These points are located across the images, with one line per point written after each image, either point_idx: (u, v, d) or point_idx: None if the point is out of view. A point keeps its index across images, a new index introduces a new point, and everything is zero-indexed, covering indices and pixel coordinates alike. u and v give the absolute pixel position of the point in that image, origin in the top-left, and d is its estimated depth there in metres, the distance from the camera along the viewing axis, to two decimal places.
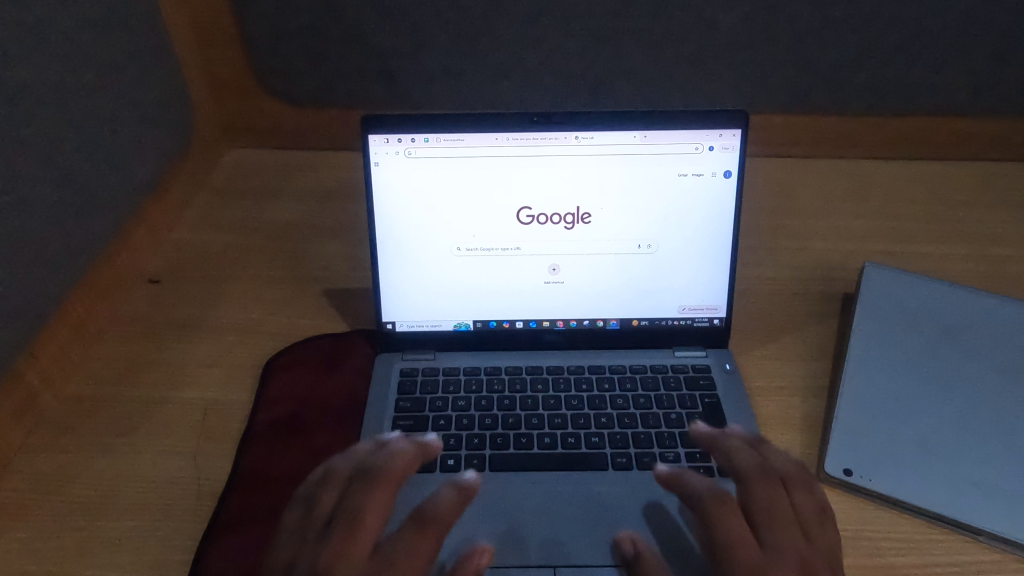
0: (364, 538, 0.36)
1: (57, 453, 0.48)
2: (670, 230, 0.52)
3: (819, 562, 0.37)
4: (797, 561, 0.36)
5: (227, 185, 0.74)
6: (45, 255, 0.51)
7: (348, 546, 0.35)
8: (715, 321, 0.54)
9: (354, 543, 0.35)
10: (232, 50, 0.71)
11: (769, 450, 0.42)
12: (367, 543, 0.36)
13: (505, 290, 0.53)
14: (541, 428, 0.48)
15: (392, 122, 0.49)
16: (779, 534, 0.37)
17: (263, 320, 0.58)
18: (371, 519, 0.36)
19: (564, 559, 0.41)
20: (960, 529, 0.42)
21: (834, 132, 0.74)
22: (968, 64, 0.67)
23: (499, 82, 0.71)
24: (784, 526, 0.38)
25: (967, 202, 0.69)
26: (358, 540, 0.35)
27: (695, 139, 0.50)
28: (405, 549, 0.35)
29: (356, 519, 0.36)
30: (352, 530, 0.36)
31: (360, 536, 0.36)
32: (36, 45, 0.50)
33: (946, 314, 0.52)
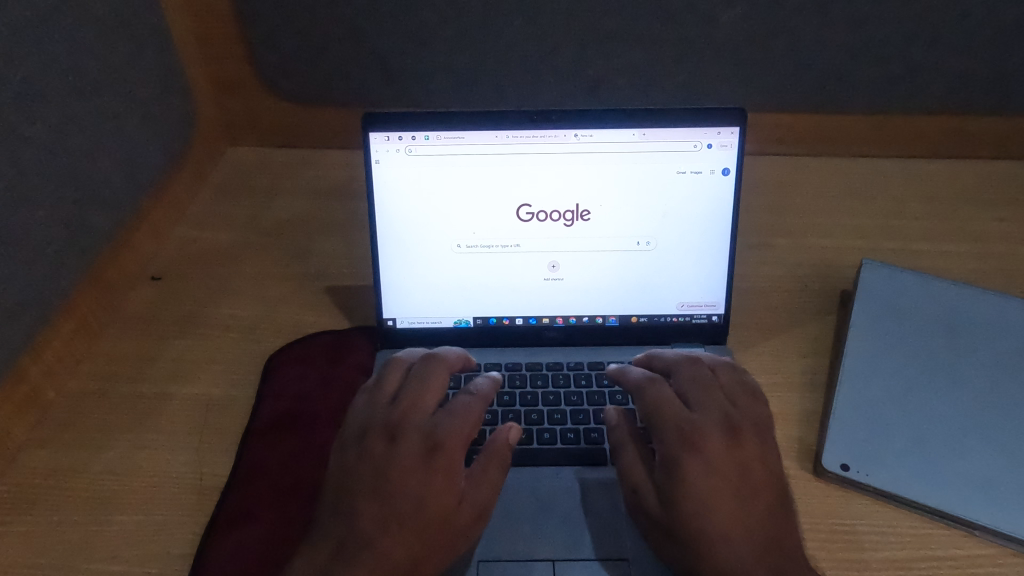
0: (425, 402, 0.43)
1: (62, 449, 0.48)
2: (668, 227, 0.52)
3: (743, 420, 0.43)
4: (720, 421, 0.42)
5: (229, 183, 0.74)
6: (49, 253, 0.52)
7: (412, 407, 0.43)
8: (714, 318, 0.54)
9: (416, 407, 0.43)
10: (233, 48, 0.72)
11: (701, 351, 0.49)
12: (428, 408, 0.43)
13: (505, 286, 0.54)
14: (540, 424, 0.49)
15: (393, 120, 0.50)
16: (708, 402, 0.43)
17: (265, 316, 0.59)
18: (431, 389, 0.44)
19: (561, 553, 0.43)
20: (956, 523, 0.43)
21: (832, 130, 0.74)
22: (965, 63, 0.67)
23: (498, 82, 0.72)
24: (711, 395, 0.44)
25: (964, 199, 0.70)
26: (420, 404, 0.43)
27: (694, 136, 0.51)
28: (461, 407, 0.43)
29: (419, 390, 0.44)
30: (414, 398, 0.43)
31: (422, 401, 0.43)
32: (39, 44, 0.50)
33: (944, 309, 0.53)
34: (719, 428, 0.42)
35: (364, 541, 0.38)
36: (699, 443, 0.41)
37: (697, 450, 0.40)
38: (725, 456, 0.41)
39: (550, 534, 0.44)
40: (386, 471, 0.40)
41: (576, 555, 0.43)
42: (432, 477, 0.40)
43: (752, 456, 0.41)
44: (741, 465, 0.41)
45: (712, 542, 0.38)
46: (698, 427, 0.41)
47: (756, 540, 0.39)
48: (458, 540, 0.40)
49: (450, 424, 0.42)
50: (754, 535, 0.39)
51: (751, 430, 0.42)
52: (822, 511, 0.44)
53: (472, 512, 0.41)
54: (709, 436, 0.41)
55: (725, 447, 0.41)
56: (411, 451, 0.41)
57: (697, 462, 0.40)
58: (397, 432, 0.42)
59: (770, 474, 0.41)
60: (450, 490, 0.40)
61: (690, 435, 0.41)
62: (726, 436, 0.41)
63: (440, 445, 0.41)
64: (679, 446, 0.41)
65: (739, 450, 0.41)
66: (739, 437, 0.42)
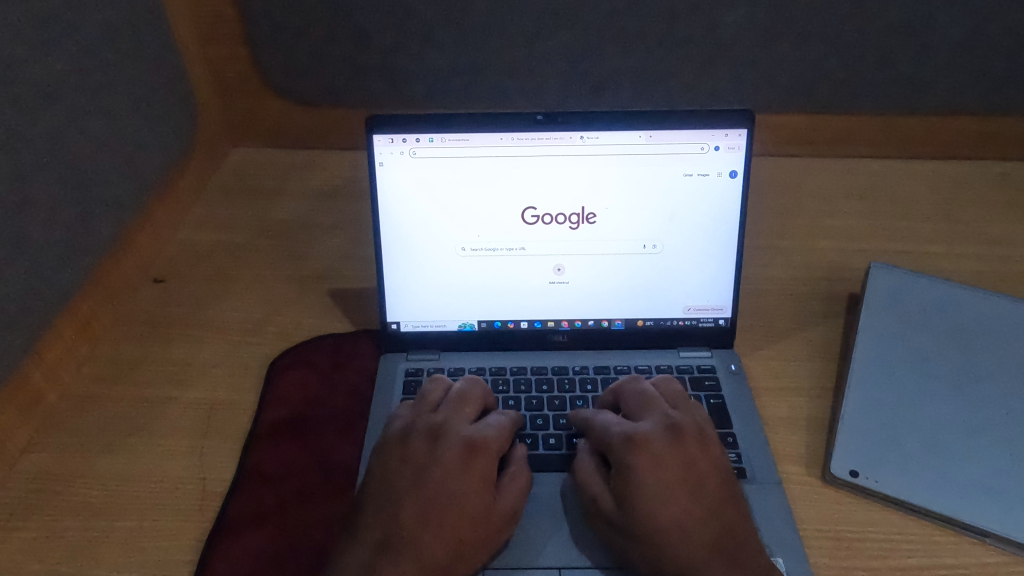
0: (464, 415, 0.45)
1: (64, 453, 0.48)
2: (674, 230, 0.52)
3: (686, 422, 0.44)
4: (662, 423, 0.43)
5: (231, 185, 0.74)
6: (51, 254, 0.51)
7: (451, 417, 0.45)
8: (721, 321, 0.54)
9: (455, 418, 0.45)
10: (237, 48, 0.71)
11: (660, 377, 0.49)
12: (467, 420, 0.45)
13: (509, 289, 0.53)
14: (545, 429, 0.48)
15: (398, 123, 0.49)
16: (650, 411, 0.45)
17: (268, 319, 0.58)
18: (470, 404, 0.46)
19: (571, 560, 0.41)
20: (965, 530, 0.42)
21: (839, 130, 0.73)
22: (974, 63, 0.66)
23: (502, 82, 0.71)
24: (652, 405, 0.45)
25: (974, 200, 0.69)
26: (459, 416, 0.45)
27: (700, 138, 0.50)
28: (498, 422, 0.45)
29: (458, 404, 0.46)
30: (453, 410, 0.45)
31: (461, 413, 0.45)
32: (42, 42, 0.50)
33: (951, 314, 0.52)
34: (660, 428, 0.43)
35: (403, 539, 0.38)
36: (643, 443, 0.42)
37: (642, 450, 0.41)
38: (671, 452, 0.41)
39: (556, 540, 0.42)
40: (426, 469, 0.41)
41: (583, 563, 0.41)
42: (470, 479, 0.41)
43: (696, 451, 0.42)
44: (686, 464, 0.41)
45: (668, 533, 0.38)
46: (641, 430, 0.43)
47: (711, 528, 0.39)
48: (488, 542, 0.40)
49: (488, 433, 0.44)
50: (708, 523, 0.39)
51: (694, 428, 0.43)
52: (831, 518, 0.44)
53: (503, 515, 0.41)
54: (652, 437, 0.42)
55: (669, 446, 0.42)
56: (452, 454, 0.42)
57: (644, 463, 0.41)
58: (438, 436, 0.43)
59: (717, 467, 0.42)
60: (485, 491, 0.41)
61: (633, 437, 0.42)
62: (668, 435, 0.42)
63: (479, 450, 0.42)
64: (625, 448, 0.42)
65: (683, 448, 0.42)
66: (683, 436, 0.43)
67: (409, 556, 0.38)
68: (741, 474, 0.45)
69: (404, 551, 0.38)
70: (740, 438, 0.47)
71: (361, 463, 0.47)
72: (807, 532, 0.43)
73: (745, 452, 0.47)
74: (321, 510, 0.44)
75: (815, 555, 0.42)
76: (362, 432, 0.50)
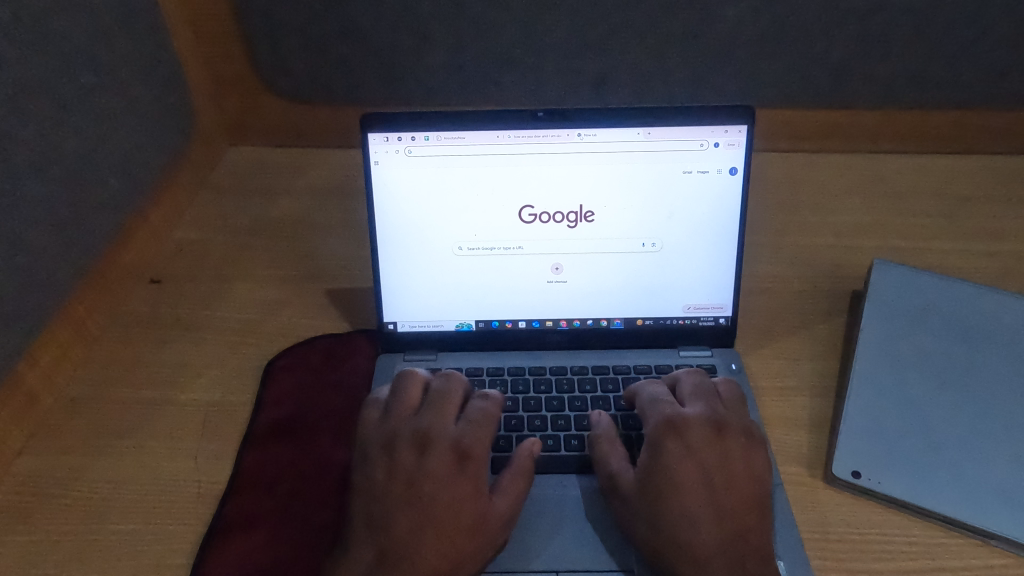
0: (446, 415, 0.44)
1: (56, 457, 0.47)
2: (673, 227, 0.51)
3: (735, 422, 0.43)
4: (709, 415, 0.43)
5: (228, 184, 0.74)
6: (45, 256, 0.51)
7: (436, 421, 0.43)
8: (721, 320, 0.53)
9: (439, 420, 0.43)
10: (233, 45, 0.71)
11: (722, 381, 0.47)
12: (450, 418, 0.44)
13: (507, 288, 0.53)
14: (543, 430, 0.47)
15: (392, 121, 0.49)
16: (700, 401, 0.45)
17: (264, 318, 0.58)
18: (450, 403, 0.44)
19: (569, 564, 0.41)
20: (969, 532, 0.41)
21: (842, 125, 0.72)
22: (979, 56, 0.66)
23: (501, 79, 0.70)
24: (705, 398, 0.45)
25: (978, 195, 0.68)
26: (442, 418, 0.44)
27: (699, 135, 0.49)
28: (481, 415, 0.44)
29: (438, 404, 0.44)
30: (435, 412, 0.44)
31: (444, 414, 0.44)
32: (34, 42, 0.50)
33: (957, 312, 0.51)
34: (704, 418, 0.42)
35: (400, 553, 0.38)
36: (682, 429, 0.42)
37: (677, 436, 0.42)
38: (707, 445, 0.41)
39: (552, 541, 0.42)
40: (417, 479, 0.40)
41: (580, 565, 0.41)
42: (464, 489, 0.40)
43: (736, 450, 0.41)
44: (722, 462, 0.41)
45: (677, 528, 0.38)
46: (684, 417, 0.43)
47: (722, 530, 0.38)
48: (487, 548, 0.40)
49: (473, 432, 0.43)
50: (723, 524, 0.38)
51: (740, 428, 0.43)
52: (833, 519, 0.43)
53: (500, 520, 0.40)
54: (693, 425, 0.42)
55: (708, 439, 0.41)
56: (441, 461, 0.41)
57: (676, 449, 0.41)
58: (425, 444, 0.42)
59: (749, 468, 0.41)
60: (479, 499, 0.40)
61: (673, 422, 0.42)
62: (710, 428, 0.42)
63: (470, 455, 0.42)
64: (662, 431, 0.42)
65: (724, 446, 0.41)
66: (726, 433, 0.42)
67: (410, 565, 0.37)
68: None
69: (401, 564, 0.38)
70: None
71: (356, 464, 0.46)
72: (808, 534, 0.42)
73: None
74: (316, 512, 0.44)
75: (816, 557, 0.41)
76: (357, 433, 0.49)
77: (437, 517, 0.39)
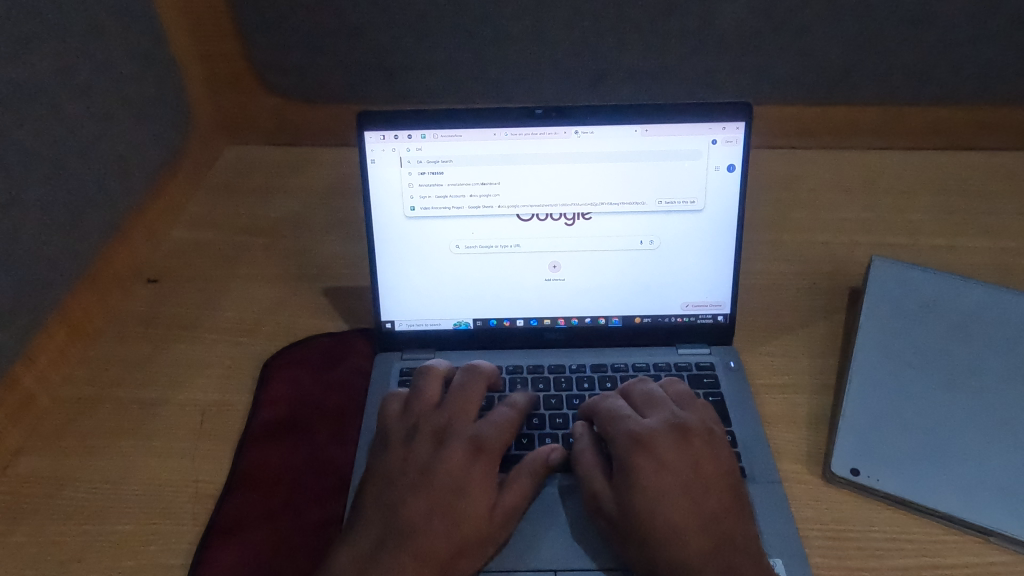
0: (468, 412, 0.44)
1: (54, 458, 0.47)
2: (671, 224, 0.51)
3: (695, 424, 0.43)
4: (669, 421, 0.43)
5: (226, 183, 0.73)
6: (41, 255, 0.51)
7: (457, 416, 0.44)
8: (720, 318, 0.53)
9: (459, 416, 0.44)
10: (229, 43, 0.71)
11: (667, 382, 0.47)
12: (470, 414, 0.44)
13: (504, 286, 0.52)
14: (542, 429, 0.47)
15: (388, 119, 0.48)
16: (656, 408, 0.44)
17: (261, 317, 0.58)
18: (472, 399, 0.45)
19: (568, 562, 0.41)
20: (968, 529, 0.41)
21: (841, 121, 0.72)
22: (977, 51, 0.65)
23: (498, 77, 0.70)
24: (660, 403, 0.45)
25: (978, 191, 0.68)
26: (463, 414, 0.44)
27: (697, 132, 0.49)
28: (502, 418, 0.44)
29: (461, 400, 0.45)
30: (457, 408, 0.44)
31: (464, 410, 0.44)
32: (29, 40, 0.50)
33: (955, 309, 0.51)
34: (667, 427, 0.42)
35: (405, 539, 0.38)
36: (649, 443, 0.41)
37: (647, 451, 0.41)
38: (677, 453, 0.41)
39: (552, 540, 0.42)
40: (430, 470, 0.41)
41: (579, 564, 0.40)
42: (472, 481, 0.41)
43: (704, 452, 0.41)
44: (693, 468, 0.40)
45: (674, 528, 0.38)
46: (648, 429, 0.42)
47: (711, 533, 0.38)
48: (491, 541, 0.40)
49: (491, 432, 0.43)
50: (710, 526, 0.38)
51: (702, 428, 0.43)
52: (832, 517, 0.43)
53: (506, 514, 0.40)
54: (659, 436, 0.42)
55: (676, 447, 0.41)
56: (457, 454, 0.41)
57: (647, 464, 0.40)
58: (444, 438, 0.42)
59: (723, 468, 0.41)
60: (487, 491, 0.40)
61: (639, 436, 0.42)
62: (675, 435, 0.42)
63: (486, 456, 0.42)
64: (630, 448, 0.41)
65: (691, 452, 0.41)
66: (690, 438, 0.42)
67: (413, 558, 0.37)
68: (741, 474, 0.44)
69: (403, 553, 0.38)
70: (740, 437, 0.47)
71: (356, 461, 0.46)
72: (807, 531, 0.42)
73: (745, 450, 0.46)
74: (315, 513, 0.44)
75: (815, 555, 0.41)
76: (357, 432, 0.49)
77: (443, 507, 0.39)
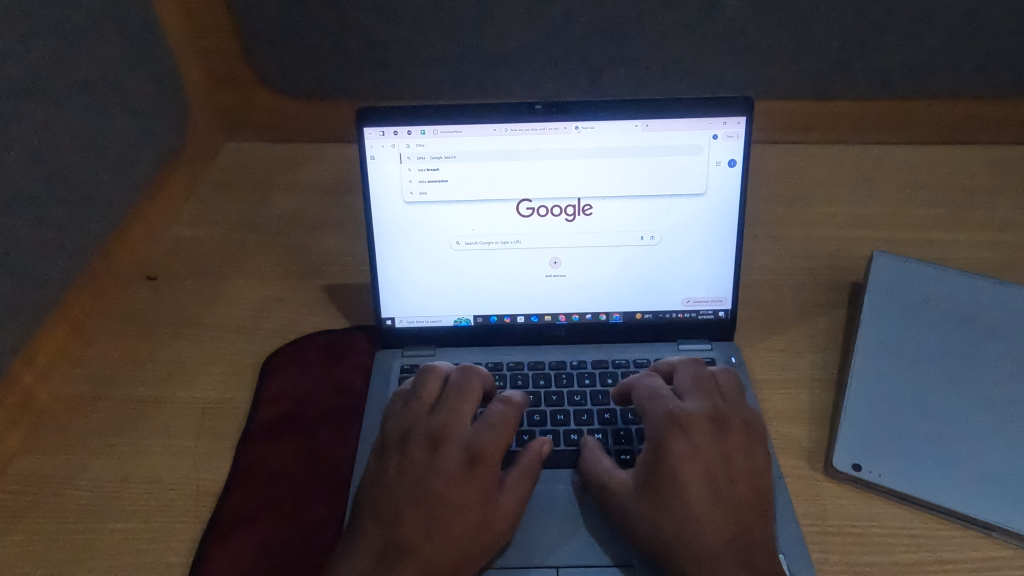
0: (464, 413, 0.44)
1: (54, 456, 0.47)
2: (672, 220, 0.51)
3: (735, 416, 0.43)
4: (710, 412, 0.42)
5: (224, 181, 0.73)
6: (40, 253, 0.51)
7: (453, 418, 0.43)
8: (720, 313, 0.53)
9: (456, 418, 0.43)
10: (227, 39, 0.70)
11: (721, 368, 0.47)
12: (466, 416, 0.44)
13: (504, 283, 0.52)
14: (543, 425, 0.47)
15: (387, 115, 0.48)
16: (700, 395, 0.44)
17: (262, 315, 0.58)
18: (469, 400, 0.44)
19: (570, 559, 0.41)
20: (970, 524, 0.41)
21: (841, 116, 0.72)
22: (979, 44, 0.65)
23: (498, 72, 0.70)
24: (704, 392, 0.44)
25: (978, 185, 0.68)
26: (460, 416, 0.43)
27: (698, 127, 0.49)
28: (498, 417, 0.43)
29: (457, 401, 0.44)
30: (453, 409, 0.44)
31: (460, 411, 0.44)
32: (26, 37, 0.49)
33: (957, 303, 0.51)
34: (705, 415, 0.42)
35: (404, 548, 0.38)
36: (686, 427, 0.41)
37: (682, 433, 0.41)
38: (711, 442, 0.41)
39: (553, 537, 0.42)
40: (427, 477, 0.41)
41: (580, 561, 0.40)
42: (472, 487, 0.40)
43: (738, 446, 0.41)
44: (723, 460, 0.40)
45: (688, 523, 0.38)
46: (687, 413, 0.42)
47: (728, 527, 0.38)
48: (493, 546, 0.39)
49: (488, 434, 0.42)
50: (727, 522, 0.38)
51: (740, 423, 0.42)
52: (834, 513, 0.43)
53: (506, 519, 0.40)
54: (696, 422, 0.42)
55: (711, 436, 0.41)
56: (453, 460, 0.41)
57: (682, 448, 0.40)
58: (440, 441, 0.42)
59: (752, 465, 0.41)
60: (487, 497, 0.40)
61: (677, 419, 0.42)
62: (713, 424, 0.42)
63: (482, 459, 0.41)
64: (666, 428, 0.41)
65: (725, 443, 0.41)
66: (727, 429, 0.42)
67: (413, 564, 0.37)
68: None
69: (404, 559, 0.38)
70: None
71: (357, 460, 0.46)
72: (808, 527, 0.42)
73: None
74: (315, 513, 0.44)
75: (817, 551, 0.41)
76: (357, 429, 0.49)
77: (445, 513, 0.39)
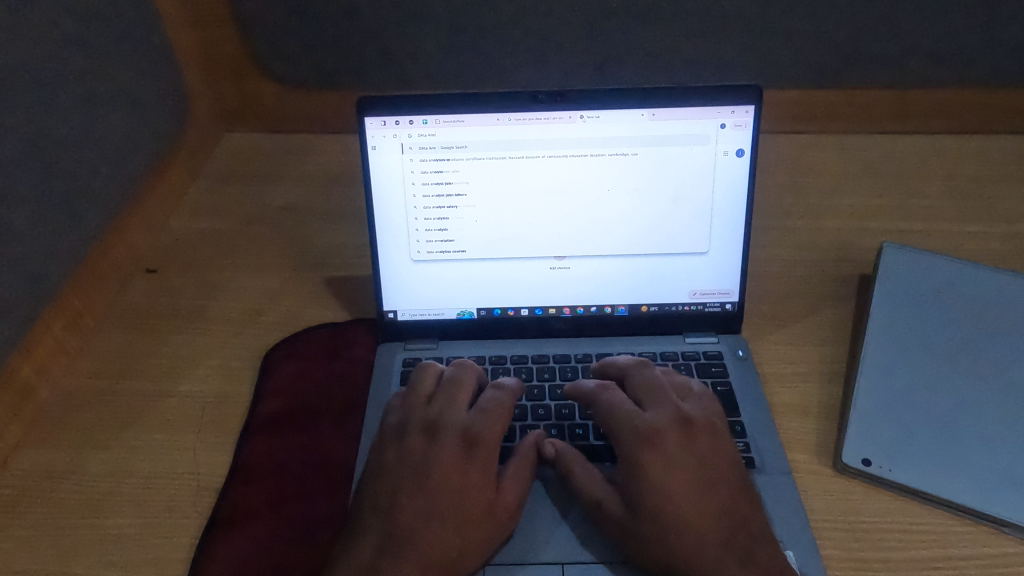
0: (459, 403, 0.43)
1: (53, 451, 0.46)
2: (680, 212, 0.50)
3: (697, 415, 0.42)
4: (672, 415, 0.41)
5: (225, 172, 0.72)
6: (38, 245, 0.50)
7: (447, 409, 0.43)
8: (728, 306, 0.52)
9: (451, 407, 0.43)
10: (227, 27, 0.69)
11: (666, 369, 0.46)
12: (461, 407, 0.43)
13: (509, 275, 0.52)
14: (547, 420, 0.46)
15: (389, 104, 0.47)
16: (659, 400, 0.43)
17: (262, 308, 0.57)
18: (463, 391, 0.44)
19: (574, 555, 0.40)
20: (982, 519, 0.40)
21: (851, 104, 0.71)
22: (990, 30, 0.64)
23: (501, 60, 0.69)
24: (661, 394, 0.43)
25: (988, 175, 0.67)
26: (453, 406, 0.43)
27: (706, 116, 0.48)
28: (491, 404, 0.43)
29: (451, 392, 0.44)
30: (448, 400, 0.43)
31: (455, 402, 0.43)
32: (23, 25, 0.49)
33: (967, 295, 0.50)
34: (671, 421, 0.41)
35: (405, 538, 0.37)
36: (655, 438, 0.40)
37: (653, 446, 0.40)
38: (682, 448, 0.40)
39: (558, 531, 0.41)
40: (426, 467, 0.40)
41: (586, 556, 0.40)
42: (470, 476, 0.40)
43: (707, 445, 0.40)
44: (698, 461, 0.39)
45: (680, 525, 0.37)
46: (652, 422, 0.41)
47: (723, 527, 0.37)
48: (494, 536, 0.39)
49: (484, 421, 0.42)
50: (720, 522, 0.37)
51: (705, 422, 0.42)
52: (844, 508, 0.42)
53: (507, 508, 0.40)
54: (663, 430, 0.40)
55: (681, 441, 0.40)
56: (449, 449, 0.41)
57: (655, 460, 0.39)
58: (436, 431, 0.42)
59: (727, 460, 0.40)
60: (487, 485, 0.40)
61: (643, 431, 0.40)
62: (679, 428, 0.41)
63: (478, 445, 0.41)
64: (635, 444, 0.40)
65: (695, 444, 0.40)
66: (693, 430, 0.41)
67: (416, 556, 0.37)
68: (749, 464, 0.43)
69: (407, 551, 0.37)
70: (748, 426, 0.46)
71: (357, 456, 0.45)
72: (818, 523, 0.41)
73: (754, 440, 0.45)
74: (315, 508, 0.43)
75: (826, 547, 0.40)
76: (358, 425, 0.48)
77: (446, 504, 0.39)
